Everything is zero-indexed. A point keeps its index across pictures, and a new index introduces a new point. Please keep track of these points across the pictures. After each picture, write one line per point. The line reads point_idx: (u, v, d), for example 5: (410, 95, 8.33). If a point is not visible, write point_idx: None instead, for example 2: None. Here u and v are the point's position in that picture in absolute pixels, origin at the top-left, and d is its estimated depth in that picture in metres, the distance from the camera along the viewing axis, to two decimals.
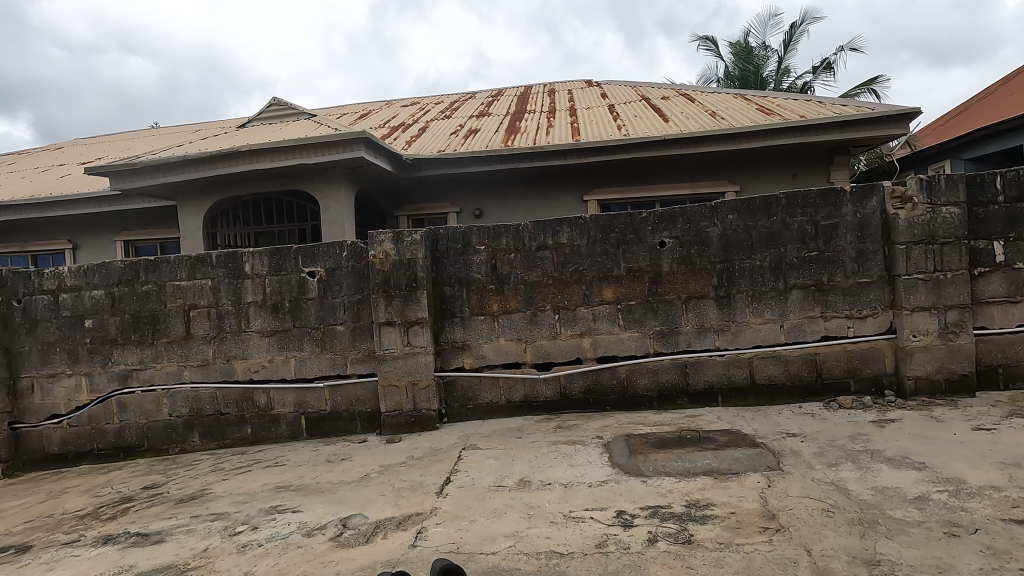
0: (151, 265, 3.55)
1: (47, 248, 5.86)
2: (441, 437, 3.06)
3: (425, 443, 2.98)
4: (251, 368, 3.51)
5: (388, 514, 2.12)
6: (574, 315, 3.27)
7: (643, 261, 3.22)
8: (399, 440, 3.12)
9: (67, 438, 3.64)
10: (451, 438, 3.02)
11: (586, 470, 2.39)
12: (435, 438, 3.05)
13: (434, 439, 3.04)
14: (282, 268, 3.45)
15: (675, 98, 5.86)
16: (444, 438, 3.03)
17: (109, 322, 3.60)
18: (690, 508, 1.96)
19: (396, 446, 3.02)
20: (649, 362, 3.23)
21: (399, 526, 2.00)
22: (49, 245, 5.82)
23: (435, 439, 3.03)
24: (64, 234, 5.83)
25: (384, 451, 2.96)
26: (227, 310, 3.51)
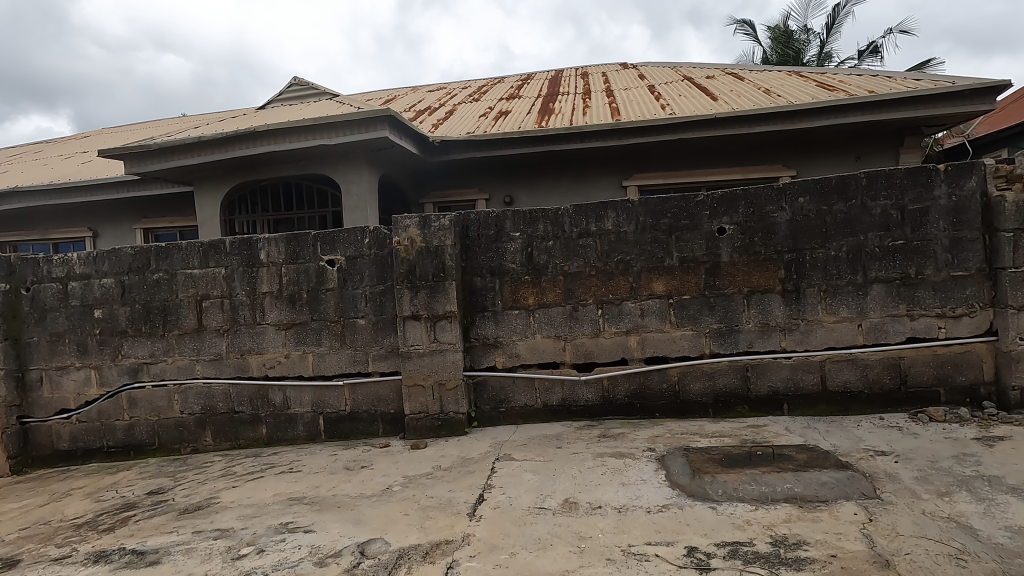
0: (162, 252, 3.32)
1: (68, 236, 5.74)
2: (471, 444, 2.75)
3: (453, 452, 2.68)
4: (267, 364, 3.26)
5: (413, 540, 1.81)
6: (619, 310, 2.92)
7: (699, 250, 2.85)
8: (425, 446, 2.82)
9: (77, 434, 3.46)
10: (482, 446, 2.71)
11: (641, 491, 2.05)
12: (464, 446, 2.75)
13: (463, 446, 2.73)
14: (299, 256, 3.18)
15: (721, 77, 5.42)
16: (475, 445, 2.72)
17: (119, 313, 3.39)
18: (778, 547, 1.61)
19: (420, 453, 2.73)
20: (705, 365, 2.86)
21: (426, 557, 1.70)
22: (70, 233, 5.71)
23: (465, 446, 2.72)
24: (84, 222, 5.71)
25: (407, 459, 2.66)
26: (241, 301, 3.26)
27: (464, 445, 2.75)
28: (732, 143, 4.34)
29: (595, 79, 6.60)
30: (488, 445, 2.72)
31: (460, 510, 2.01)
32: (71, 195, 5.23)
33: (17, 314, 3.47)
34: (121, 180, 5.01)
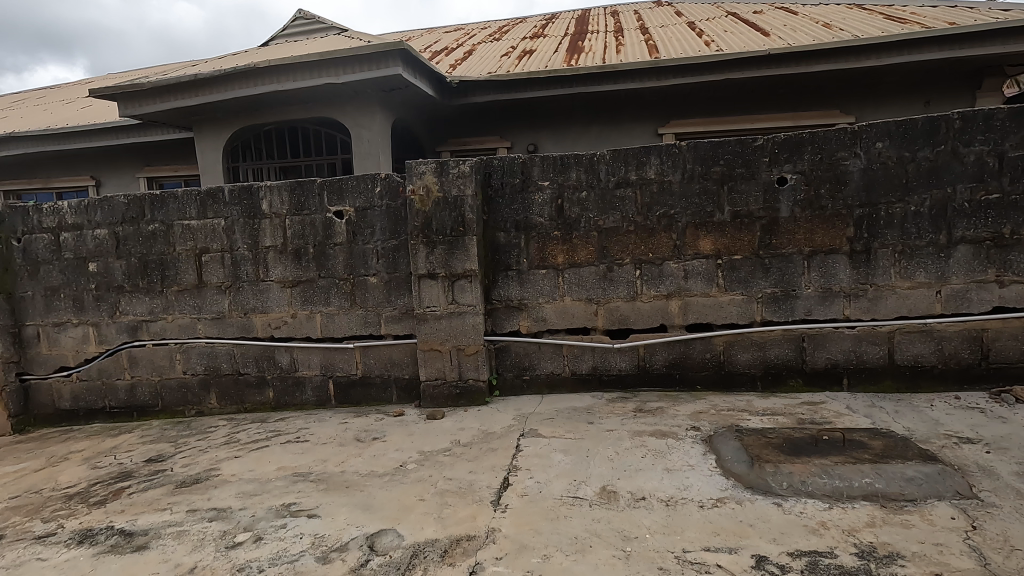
0: (157, 201, 3.05)
1: (70, 185, 5.51)
2: (493, 416, 2.51)
3: (473, 424, 2.44)
4: (272, 324, 3.02)
5: (429, 533, 1.58)
6: (659, 271, 2.60)
7: (754, 204, 2.49)
8: (442, 416, 2.59)
9: (78, 393, 3.30)
10: (505, 418, 2.47)
11: (690, 480, 1.79)
12: (485, 417, 2.51)
13: (484, 418, 2.49)
14: (304, 207, 2.88)
15: (771, 12, 4.86)
16: (497, 418, 2.48)
17: (115, 267, 3.16)
18: (866, 562, 1.34)
19: (437, 425, 2.49)
20: (755, 333, 2.55)
21: (444, 556, 1.46)
22: (72, 182, 5.47)
23: (486, 419, 2.48)
24: (86, 170, 5.46)
25: (423, 432, 2.43)
26: (243, 255, 3.00)
27: (485, 417, 2.51)
28: (785, 85, 3.88)
29: (627, 16, 6.03)
30: (511, 418, 2.47)
31: (482, 497, 1.77)
32: (68, 141, 4.95)
33: (9, 267, 3.26)
34: (119, 125, 4.71)
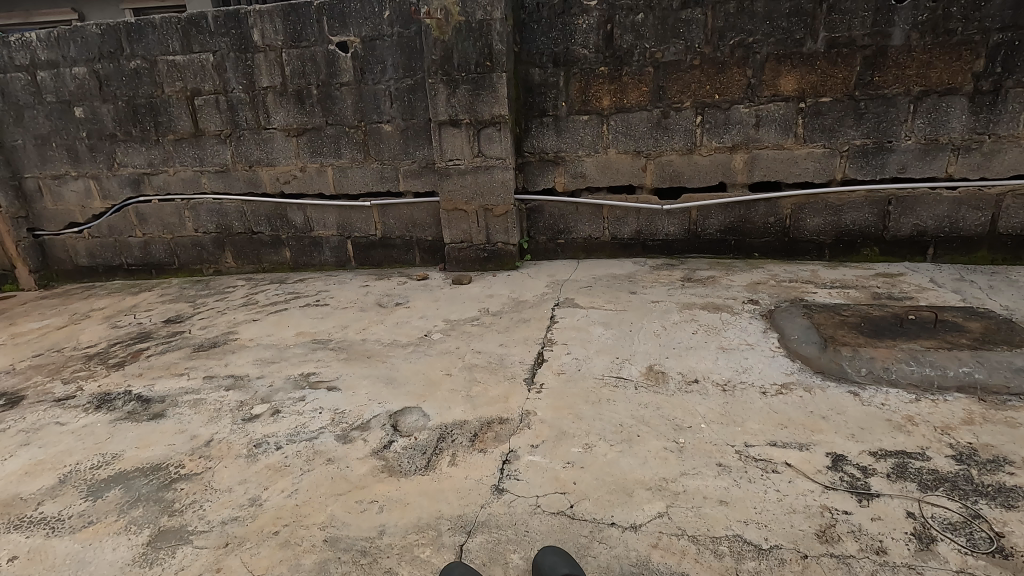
0: (134, 30, 2.61)
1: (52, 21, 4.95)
2: (524, 283, 2.29)
3: (503, 292, 2.24)
4: (281, 178, 2.74)
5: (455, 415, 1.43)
6: (725, 118, 2.17)
7: (859, 28, 1.96)
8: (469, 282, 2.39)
9: (93, 250, 3.18)
10: (538, 286, 2.25)
11: (750, 362, 1.58)
12: (516, 284, 2.29)
13: (515, 285, 2.28)
14: (301, 37, 2.43)
15: None
16: (529, 285, 2.26)
17: (102, 112, 2.83)
18: (967, 468, 1.14)
19: (464, 291, 2.30)
20: (833, 195, 2.18)
21: (473, 441, 1.32)
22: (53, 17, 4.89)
23: (517, 285, 2.26)
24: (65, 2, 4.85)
25: (449, 298, 2.25)
26: (239, 98, 2.62)
27: (516, 284, 2.30)
28: None
29: None
30: (544, 286, 2.25)
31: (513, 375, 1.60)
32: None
33: None
34: None
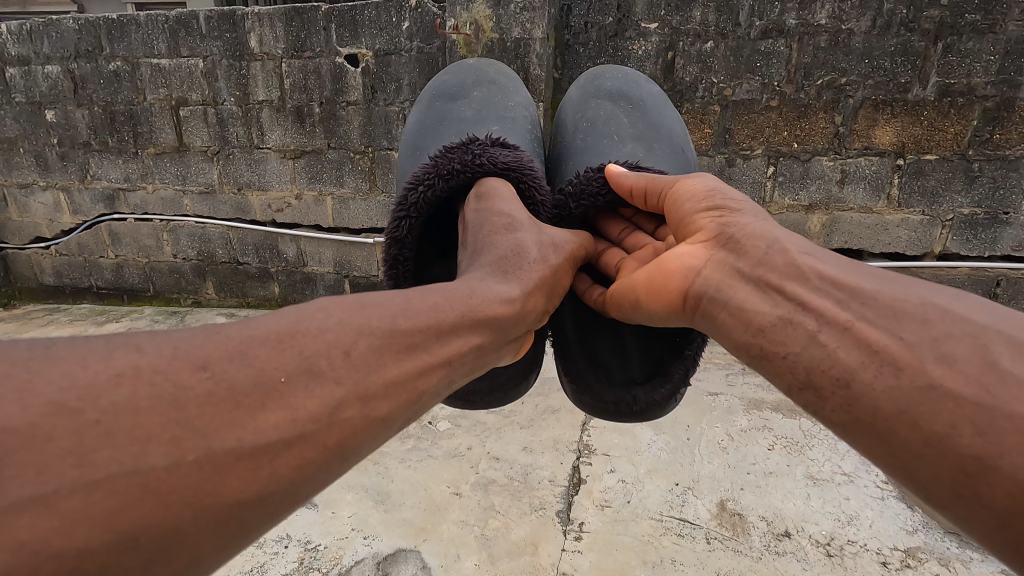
0: (116, 27, 2.13)
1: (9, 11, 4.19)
2: (621, 116, 1.14)
3: (559, 155, 1.14)
4: (273, 206, 2.26)
5: (534, 182, 0.89)
6: (802, 171, 1.71)
7: (981, 74, 1.53)
8: (492, 91, 1.22)
9: (61, 268, 2.74)
10: (651, 147, 1.07)
11: (853, 506, 1.19)
12: (595, 122, 1.13)
13: (588, 122, 1.13)
14: (303, 46, 1.95)
15: None
16: (653, 100, 1.17)
17: (76, 116, 2.35)
18: None
19: (485, 98, 1.20)
20: (927, 270, 1.76)
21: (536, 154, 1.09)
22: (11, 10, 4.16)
23: (595, 125, 1.12)
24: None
25: (434, 116, 1.20)
26: (230, 113, 2.13)
27: (591, 132, 1.11)
28: None
29: None
30: (660, 151, 1.07)
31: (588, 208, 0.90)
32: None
33: None
34: None
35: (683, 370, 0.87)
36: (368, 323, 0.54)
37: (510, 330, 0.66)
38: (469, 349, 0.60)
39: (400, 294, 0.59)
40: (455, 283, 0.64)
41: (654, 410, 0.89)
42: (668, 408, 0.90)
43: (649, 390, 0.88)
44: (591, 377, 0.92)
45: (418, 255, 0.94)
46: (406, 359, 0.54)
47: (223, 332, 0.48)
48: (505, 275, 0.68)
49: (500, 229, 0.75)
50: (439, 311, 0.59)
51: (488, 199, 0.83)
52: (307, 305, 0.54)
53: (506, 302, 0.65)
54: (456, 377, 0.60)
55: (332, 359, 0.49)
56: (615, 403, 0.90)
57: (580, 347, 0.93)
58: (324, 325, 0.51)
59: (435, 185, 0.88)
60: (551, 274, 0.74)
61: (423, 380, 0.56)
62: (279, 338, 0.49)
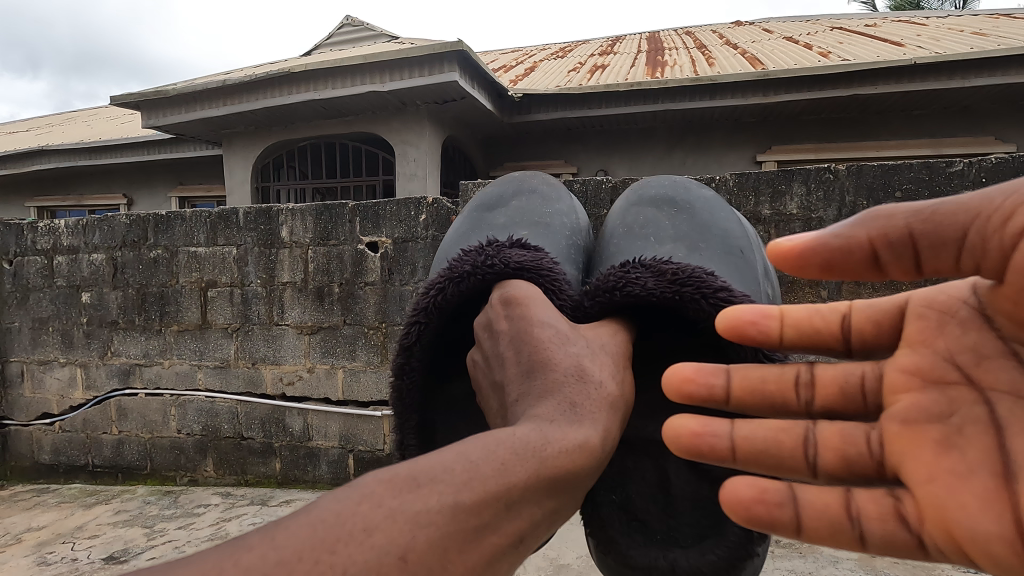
0: (162, 222, 2.38)
1: (66, 205, 4.68)
2: (662, 218, 0.96)
3: (596, 263, 0.96)
4: (284, 379, 2.27)
5: (550, 284, 0.77)
6: None
7: None
8: (531, 198, 1.05)
9: (59, 446, 2.67)
10: (703, 253, 0.90)
11: None
12: (633, 227, 0.96)
13: (625, 228, 0.96)
14: (329, 235, 2.15)
15: (888, 25, 3.97)
16: (698, 193, 1.00)
17: (109, 298, 2.52)
18: None
19: (524, 202, 1.04)
20: None
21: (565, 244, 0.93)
22: (66, 203, 4.64)
23: (632, 228, 0.95)
24: (72, 189, 4.64)
25: (470, 223, 1.05)
26: (255, 293, 2.28)
27: (628, 237, 0.94)
28: (928, 105, 2.80)
29: (713, 27, 5.01)
30: (712, 255, 0.90)
31: (605, 307, 0.75)
32: (74, 156, 4.26)
33: None
34: (142, 138, 4.04)
35: (739, 531, 0.71)
36: (422, 510, 0.41)
37: (587, 482, 0.52)
38: (540, 515, 0.47)
39: (451, 453, 0.46)
40: (513, 429, 0.49)
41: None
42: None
43: (694, 555, 0.72)
44: (621, 533, 0.78)
45: (435, 367, 0.86)
46: (470, 549, 0.41)
47: (248, 559, 0.37)
48: (569, 414, 0.52)
49: (546, 345, 0.60)
50: (506, 476, 0.44)
51: (520, 301, 0.67)
52: (347, 493, 0.43)
53: (568, 449, 0.48)
54: (529, 550, 0.48)
55: (383, 574, 0.38)
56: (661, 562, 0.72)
57: (613, 490, 0.81)
58: (370, 527, 0.40)
59: (446, 290, 0.80)
60: (621, 403, 0.58)
61: (492, 569, 0.43)
62: (313, 560, 0.37)
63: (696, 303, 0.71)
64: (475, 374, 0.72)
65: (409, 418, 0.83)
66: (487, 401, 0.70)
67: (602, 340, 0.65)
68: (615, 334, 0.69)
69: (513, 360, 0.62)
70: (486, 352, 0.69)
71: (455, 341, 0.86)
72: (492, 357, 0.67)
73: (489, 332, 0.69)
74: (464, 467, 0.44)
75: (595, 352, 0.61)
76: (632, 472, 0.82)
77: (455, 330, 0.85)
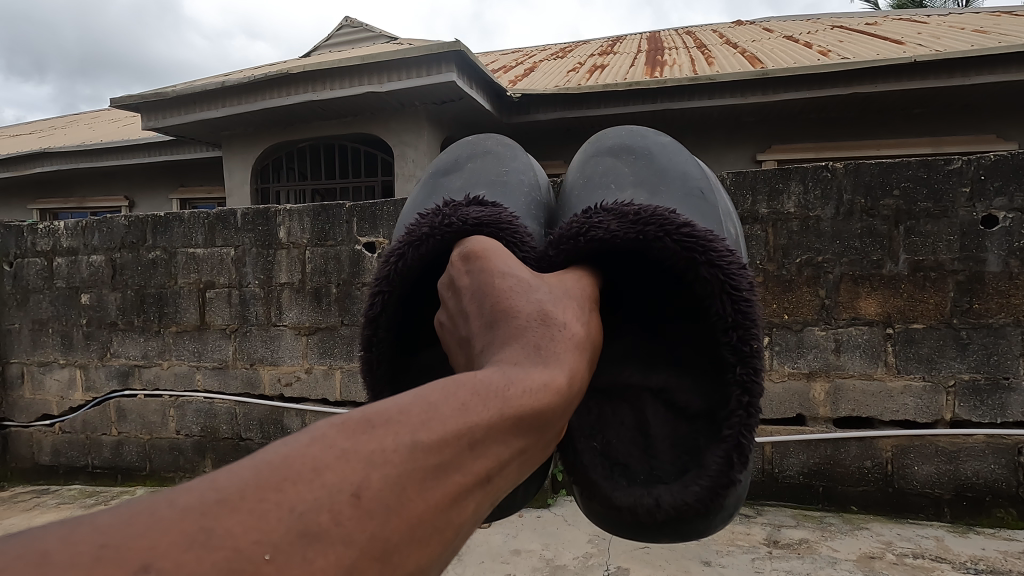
0: (161, 223, 2.38)
1: (69, 208, 4.70)
2: (621, 166, 0.90)
3: (557, 219, 0.89)
4: (282, 380, 2.27)
5: (513, 236, 0.71)
6: (797, 340, 1.77)
7: (946, 251, 1.65)
8: (485, 157, 0.96)
9: (60, 447, 2.67)
10: (663, 198, 0.85)
11: None
12: (591, 177, 0.89)
13: (583, 179, 0.90)
14: (327, 236, 2.15)
15: (889, 24, 3.95)
16: (653, 137, 0.94)
17: (109, 300, 2.52)
18: None
19: (478, 163, 0.95)
20: (942, 438, 1.70)
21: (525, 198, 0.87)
22: (69, 206, 4.67)
23: (591, 179, 0.89)
24: (76, 192, 4.65)
25: (424, 192, 0.95)
26: (253, 293, 2.28)
27: (587, 188, 0.88)
28: (928, 104, 2.79)
29: (714, 28, 4.98)
30: (672, 200, 0.84)
31: (571, 256, 0.69)
32: (77, 160, 4.28)
33: None
34: (144, 140, 4.06)
35: (721, 458, 0.63)
36: (378, 449, 0.33)
37: (557, 427, 0.45)
38: (512, 459, 0.39)
39: (411, 394, 0.37)
40: (474, 372, 0.42)
41: (689, 518, 0.65)
42: (710, 518, 0.65)
43: (676, 489, 0.65)
44: (603, 477, 0.71)
45: (399, 343, 0.77)
46: (434, 487, 0.33)
47: (177, 504, 0.28)
48: (538, 355, 0.45)
49: (508, 293, 0.52)
50: (469, 413, 0.37)
51: (481, 253, 0.59)
52: (292, 435, 0.34)
53: (542, 387, 0.42)
54: (499, 496, 0.40)
55: (335, 512, 0.30)
56: (632, 510, 0.67)
57: (592, 437, 0.76)
58: (320, 464, 0.31)
59: (405, 255, 0.72)
60: (588, 347, 0.51)
61: (459, 511, 0.35)
62: (256, 498, 0.29)
63: (660, 242, 0.68)
64: (442, 337, 0.61)
65: (377, 399, 0.74)
66: (453, 365, 0.59)
67: (567, 288, 0.59)
68: (580, 282, 0.63)
69: (474, 314, 0.53)
70: (450, 310, 0.59)
71: (420, 313, 0.78)
72: (456, 315, 0.57)
73: (451, 289, 0.59)
74: (427, 406, 0.36)
75: (560, 299, 0.54)
76: (610, 419, 0.78)
77: (419, 300, 0.77)
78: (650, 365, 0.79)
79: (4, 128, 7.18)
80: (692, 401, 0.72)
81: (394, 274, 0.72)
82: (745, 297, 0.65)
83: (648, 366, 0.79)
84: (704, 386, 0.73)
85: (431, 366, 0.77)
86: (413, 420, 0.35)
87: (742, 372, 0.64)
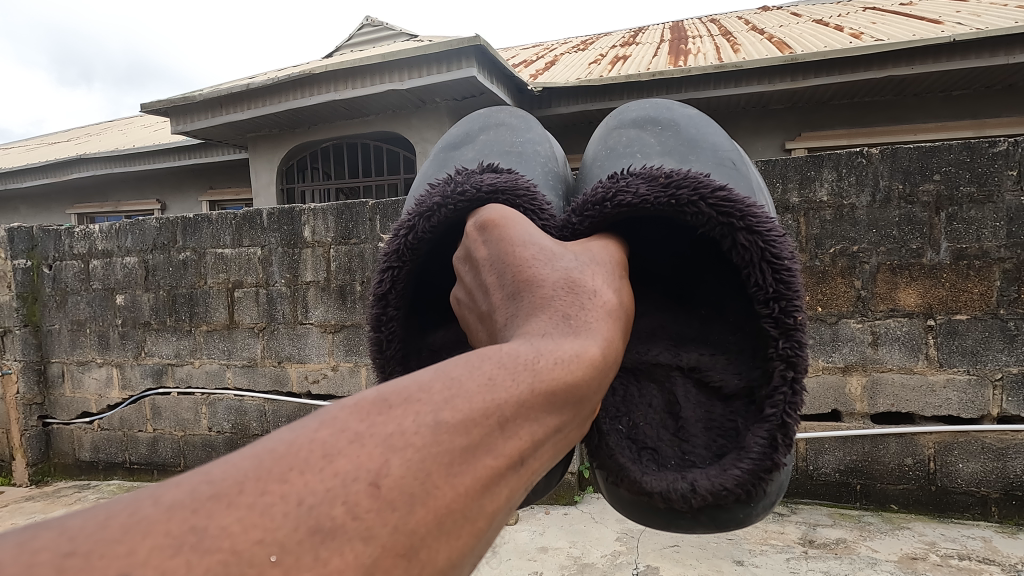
0: (191, 224, 2.42)
1: (103, 213, 4.82)
2: (646, 136, 0.87)
3: (578, 190, 0.87)
4: (309, 377, 2.29)
5: (531, 205, 0.69)
6: (831, 334, 1.71)
7: (991, 239, 1.57)
8: (498, 129, 0.93)
9: (98, 444, 2.75)
10: (691, 166, 0.82)
11: None
12: (615, 147, 0.87)
13: (606, 150, 0.88)
14: (351, 233, 2.16)
15: (926, 3, 3.79)
16: (679, 108, 0.90)
17: (142, 300, 2.59)
18: None
19: (492, 136, 0.92)
20: (989, 435, 1.62)
21: (545, 167, 0.85)
22: (103, 211, 4.78)
23: (615, 149, 0.86)
24: (108, 197, 4.76)
25: (434, 165, 0.93)
26: (280, 292, 2.30)
27: (610, 158, 0.86)
28: (969, 84, 2.67)
29: (739, 15, 4.86)
30: (701, 169, 0.81)
31: (596, 222, 0.67)
32: (111, 165, 4.40)
33: (38, 297, 2.78)
34: (174, 144, 4.15)
35: (764, 439, 0.60)
36: (397, 432, 0.30)
37: (592, 402, 0.41)
38: (545, 442, 0.36)
39: (431, 372, 0.35)
40: (499, 346, 0.39)
41: (726, 503, 0.62)
42: (748, 504, 0.63)
43: (715, 473, 0.61)
44: (631, 460, 0.67)
45: (410, 322, 0.75)
46: (464, 472, 0.30)
47: (163, 502, 0.25)
48: (568, 324, 0.42)
49: (530, 262, 0.49)
50: (497, 389, 0.34)
51: (498, 222, 0.56)
52: (300, 422, 0.31)
53: (572, 359, 0.39)
54: (534, 479, 0.36)
55: (351, 504, 0.27)
56: (667, 497, 0.63)
57: (618, 419, 0.72)
58: (330, 451, 0.28)
59: (417, 227, 0.70)
60: (621, 315, 0.48)
61: (492, 497, 0.32)
62: (257, 491, 0.26)
63: (693, 207, 0.64)
64: (460, 313, 0.60)
65: (390, 378, 0.73)
66: (473, 342, 0.57)
67: (593, 255, 0.56)
68: (607, 249, 0.60)
69: (495, 285, 0.51)
70: (468, 285, 0.57)
71: (430, 290, 0.77)
72: (475, 289, 0.55)
73: (469, 262, 0.57)
74: (446, 387, 0.33)
75: (586, 265, 0.52)
76: (637, 401, 0.74)
77: (427, 277, 0.75)
78: (680, 343, 0.77)
79: (42, 135, 7.42)
80: (728, 382, 0.70)
81: (406, 245, 0.70)
82: (786, 267, 0.62)
83: (679, 344, 0.77)
84: (740, 366, 0.70)
85: (443, 345, 0.76)
86: (432, 399, 0.32)
87: (785, 347, 0.60)
